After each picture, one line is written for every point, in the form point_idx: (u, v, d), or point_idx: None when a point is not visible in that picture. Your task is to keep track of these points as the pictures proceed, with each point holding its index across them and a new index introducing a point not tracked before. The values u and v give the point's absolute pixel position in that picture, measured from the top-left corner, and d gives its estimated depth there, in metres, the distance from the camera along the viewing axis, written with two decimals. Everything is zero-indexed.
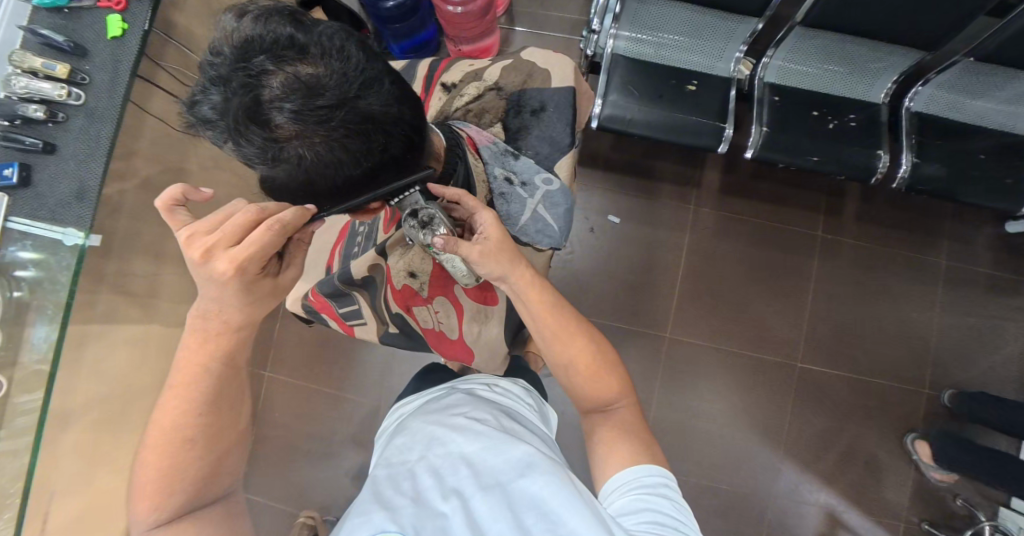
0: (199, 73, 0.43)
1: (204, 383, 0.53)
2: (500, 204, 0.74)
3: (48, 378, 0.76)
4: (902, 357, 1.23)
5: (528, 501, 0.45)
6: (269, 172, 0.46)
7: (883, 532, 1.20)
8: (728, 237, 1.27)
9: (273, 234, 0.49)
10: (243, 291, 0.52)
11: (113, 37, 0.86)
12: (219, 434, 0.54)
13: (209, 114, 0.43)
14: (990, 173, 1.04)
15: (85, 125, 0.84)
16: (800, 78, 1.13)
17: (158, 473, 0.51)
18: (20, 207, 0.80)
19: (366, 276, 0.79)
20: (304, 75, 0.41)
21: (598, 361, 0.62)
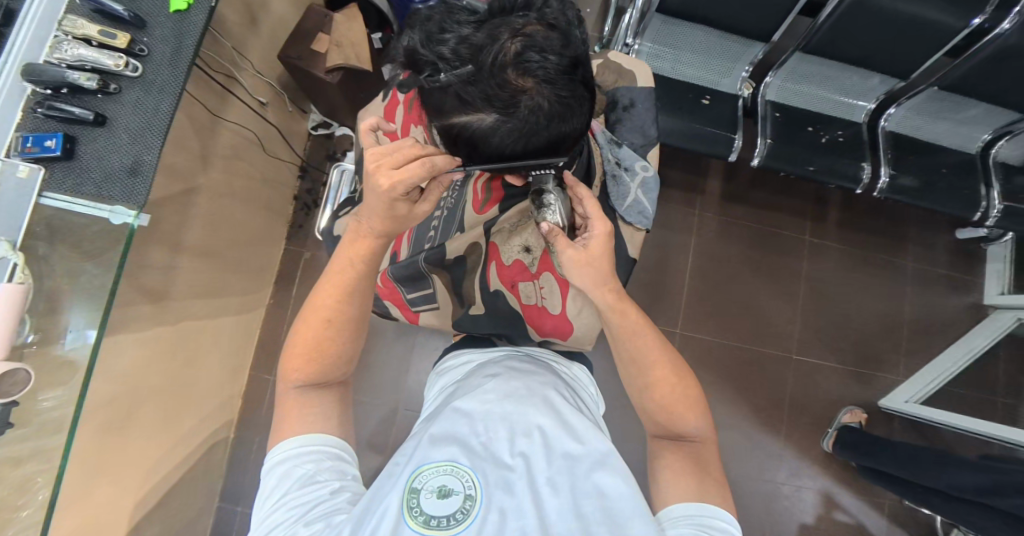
0: (446, 22, 0.48)
1: (359, 273, 0.62)
2: (610, 187, 0.80)
3: (85, 375, 0.72)
4: (881, 348, 1.37)
5: (589, 486, 0.49)
6: (486, 122, 0.50)
7: (871, 511, 1.32)
8: (731, 240, 1.39)
9: (425, 172, 0.56)
10: (386, 207, 0.59)
11: (175, 10, 0.84)
12: (357, 329, 0.64)
13: (449, 52, 0.47)
14: (953, 184, 1.22)
15: (140, 97, 0.80)
16: (794, 97, 1.27)
17: (304, 345, 0.61)
18: (61, 181, 0.75)
19: (459, 256, 0.83)
20: (552, 32, 0.47)
21: (680, 388, 0.66)
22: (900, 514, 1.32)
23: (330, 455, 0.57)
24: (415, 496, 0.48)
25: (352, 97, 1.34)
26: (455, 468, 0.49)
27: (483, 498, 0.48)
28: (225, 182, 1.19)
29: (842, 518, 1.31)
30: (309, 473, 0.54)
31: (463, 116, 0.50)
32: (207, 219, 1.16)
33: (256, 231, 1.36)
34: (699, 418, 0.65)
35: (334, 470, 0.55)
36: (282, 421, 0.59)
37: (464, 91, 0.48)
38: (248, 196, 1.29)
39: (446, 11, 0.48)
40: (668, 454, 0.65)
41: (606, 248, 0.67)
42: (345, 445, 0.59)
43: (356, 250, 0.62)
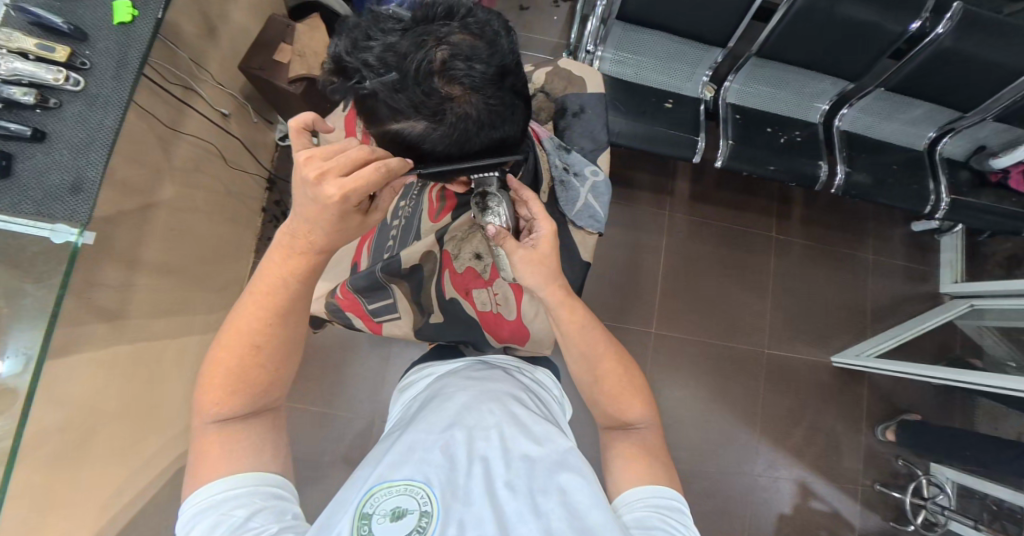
0: (370, 26, 0.46)
1: (289, 292, 0.55)
2: (559, 192, 0.78)
3: (26, 399, 0.67)
4: (846, 339, 1.42)
5: (549, 489, 0.50)
6: (417, 130, 0.49)
7: (845, 498, 1.36)
8: (700, 240, 1.42)
9: (381, 177, 0.50)
10: (339, 220, 0.53)
11: (119, 22, 0.81)
12: (291, 352, 0.57)
13: (373, 61, 0.45)
14: (903, 180, 1.28)
15: (82, 111, 0.78)
16: (753, 99, 1.31)
17: (221, 374, 0.53)
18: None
19: (415, 265, 0.82)
20: (480, 39, 0.46)
21: (623, 373, 0.66)
22: (872, 499, 1.36)
23: (267, 497, 0.50)
24: (368, 521, 0.47)
25: (319, 108, 1.32)
26: (412, 486, 0.48)
27: (441, 513, 0.47)
28: (186, 196, 1.15)
29: (818, 506, 1.34)
30: (241, 519, 0.46)
31: (394, 123, 0.50)
32: (166, 234, 1.11)
33: (221, 247, 1.31)
34: (642, 404, 0.65)
35: (272, 512, 0.48)
36: (201, 461, 0.51)
37: (392, 99, 0.47)
38: (212, 211, 1.24)
39: (370, 16, 0.46)
40: (617, 441, 0.63)
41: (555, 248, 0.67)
42: (286, 483, 0.52)
43: (293, 268, 0.54)
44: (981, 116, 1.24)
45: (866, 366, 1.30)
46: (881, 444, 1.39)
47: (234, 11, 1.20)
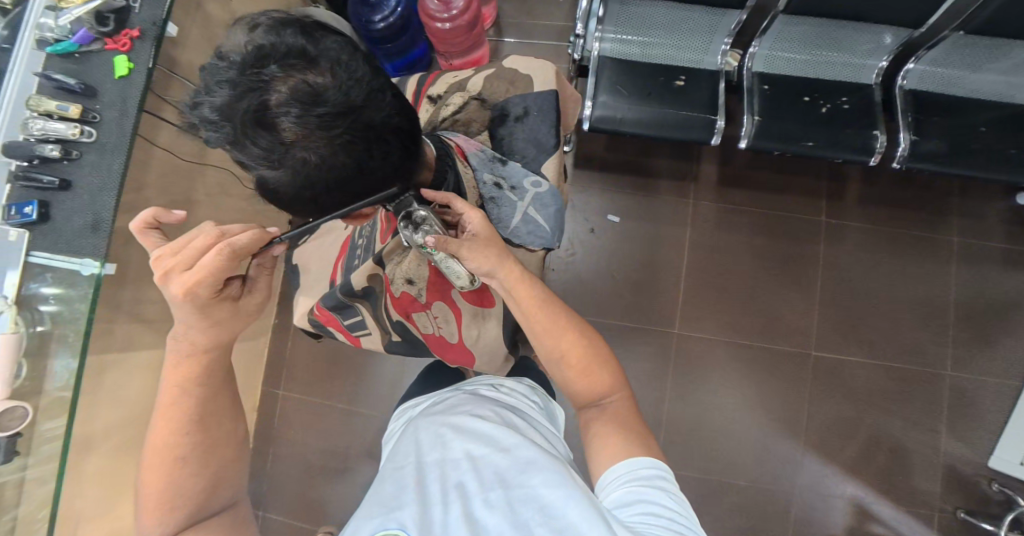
0: (206, 79, 0.47)
1: (181, 404, 0.59)
2: (492, 208, 0.76)
3: (71, 405, 0.81)
4: (920, 338, 1.19)
5: (525, 498, 0.45)
6: (272, 179, 0.50)
7: (918, 525, 1.16)
8: (730, 229, 1.27)
9: (226, 257, 0.53)
10: (198, 312, 0.57)
11: (120, 76, 0.90)
12: (216, 446, 0.61)
13: (209, 114, 0.47)
14: (994, 146, 1.02)
15: (98, 160, 0.89)
16: (788, 65, 1.13)
17: (153, 500, 0.56)
18: (42, 241, 0.87)
19: (365, 288, 0.82)
20: (307, 81, 0.45)
21: (581, 342, 0.64)
22: (954, 528, 1.15)
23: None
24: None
25: None
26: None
27: None
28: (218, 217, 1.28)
29: (878, 531, 1.17)
30: None
31: (253, 171, 0.51)
32: None
33: None
34: (609, 376, 0.64)
35: None
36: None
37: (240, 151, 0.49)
38: None
39: (207, 73, 0.47)
40: (591, 423, 0.61)
41: (491, 230, 0.65)
42: None
43: (185, 374, 0.59)
44: None
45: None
46: (968, 464, 1.16)
47: None
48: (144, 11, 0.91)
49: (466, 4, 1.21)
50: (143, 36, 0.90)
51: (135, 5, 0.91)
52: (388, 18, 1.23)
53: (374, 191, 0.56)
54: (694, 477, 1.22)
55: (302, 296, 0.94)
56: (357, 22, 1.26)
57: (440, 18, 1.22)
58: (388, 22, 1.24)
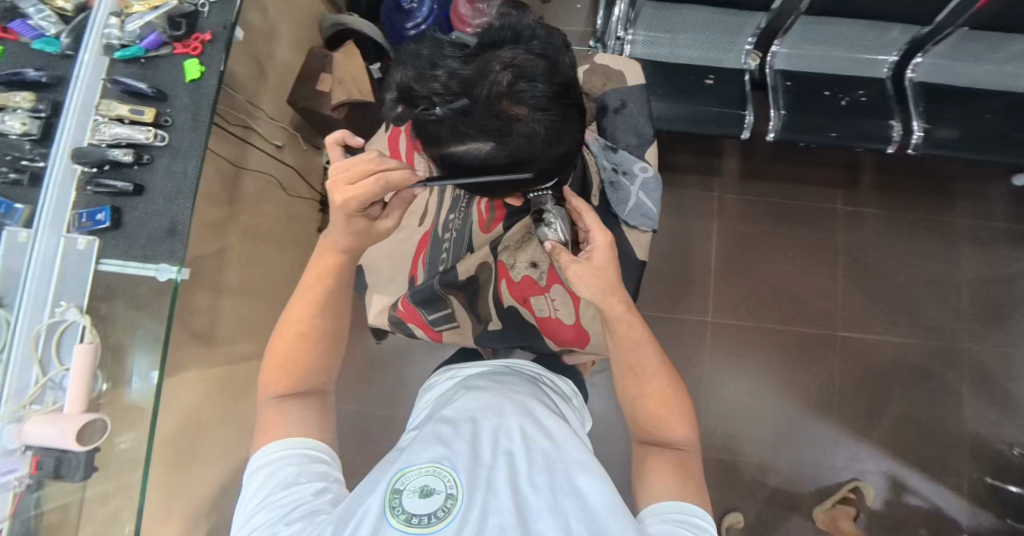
0: (433, 57, 0.56)
1: (319, 286, 0.71)
2: (610, 192, 0.89)
3: (153, 412, 0.78)
4: (940, 315, 1.26)
5: (568, 487, 0.51)
6: (484, 148, 0.60)
7: (949, 495, 1.21)
8: (757, 219, 1.32)
9: (380, 187, 0.62)
10: (345, 222, 0.66)
11: (192, 80, 0.95)
12: (331, 340, 0.72)
13: (438, 82, 0.56)
14: (1001, 131, 1.10)
15: (170, 163, 0.92)
16: (806, 62, 1.20)
17: (279, 362, 0.69)
18: (115, 248, 0.88)
19: (470, 275, 0.98)
20: (539, 62, 0.55)
21: (668, 383, 0.72)
22: (983, 496, 1.20)
23: (309, 458, 0.62)
24: (398, 496, 0.49)
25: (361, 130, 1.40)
26: (437, 468, 0.51)
27: (462, 499, 0.48)
28: (253, 225, 1.28)
29: (914, 502, 1.22)
30: (292, 477, 0.58)
31: (461, 144, 0.61)
32: (239, 259, 1.25)
33: (289, 267, 1.44)
34: (684, 426, 0.70)
35: (317, 473, 0.60)
36: (262, 435, 0.64)
37: (463, 122, 0.58)
38: (277, 235, 1.37)
39: (435, 48, 0.56)
40: (652, 457, 0.69)
41: (610, 260, 0.72)
42: (329, 452, 0.65)
43: (324, 264, 0.71)
44: None
45: None
46: (993, 433, 1.22)
47: (280, 49, 1.28)
48: (213, 16, 0.97)
49: (497, 10, 1.25)
50: (214, 39, 0.96)
51: (204, 10, 0.97)
52: (420, 25, 1.30)
53: (545, 167, 0.67)
54: (736, 461, 1.26)
55: (379, 296, 1.09)
56: (391, 30, 1.33)
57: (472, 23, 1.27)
58: (421, 29, 1.30)
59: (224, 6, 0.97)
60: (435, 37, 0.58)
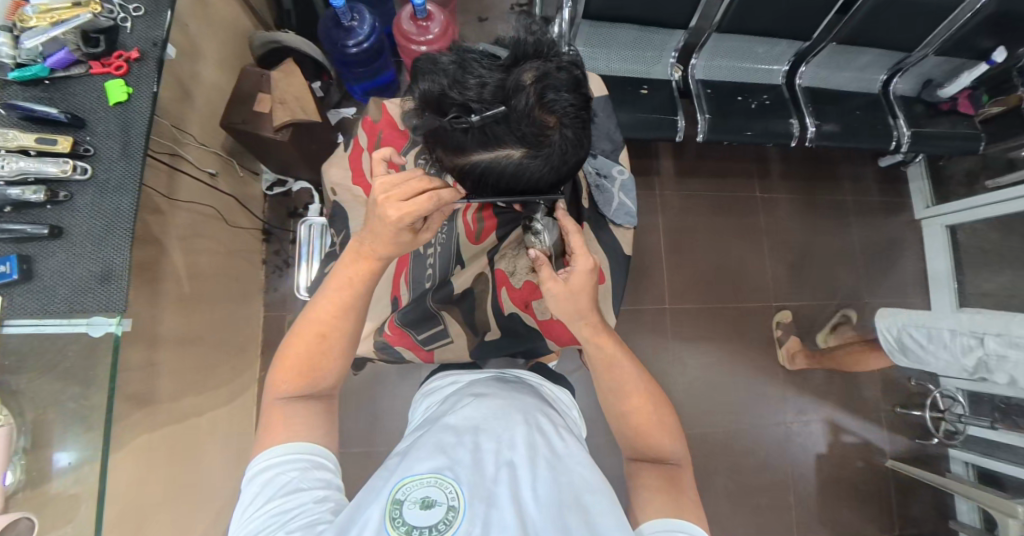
0: (463, 72, 0.57)
1: (343, 290, 0.64)
2: (597, 195, 0.94)
3: (98, 491, 0.68)
4: (841, 278, 1.52)
5: (574, 501, 0.48)
6: (512, 158, 0.57)
7: (872, 427, 1.45)
8: (695, 212, 1.49)
9: (431, 205, 0.60)
10: (392, 236, 0.62)
11: (117, 102, 0.79)
12: (352, 342, 0.67)
13: (471, 93, 0.57)
14: (868, 124, 1.37)
15: (96, 199, 0.76)
16: (719, 72, 1.38)
17: (291, 364, 0.63)
18: (28, 303, 0.72)
19: (467, 287, 0.95)
20: (564, 74, 0.57)
21: (651, 407, 0.69)
22: (895, 422, 1.46)
23: (312, 464, 0.58)
24: (399, 507, 0.47)
25: (307, 152, 1.32)
26: (438, 479, 0.48)
27: (465, 510, 0.46)
28: (192, 266, 1.13)
29: (849, 439, 1.44)
30: (293, 480, 0.55)
31: (486, 152, 0.58)
32: (180, 305, 1.09)
33: (235, 308, 1.31)
34: (675, 442, 0.68)
35: (319, 479, 0.56)
36: (267, 432, 0.61)
37: (492, 129, 0.56)
38: (218, 274, 1.23)
39: (463, 65, 0.58)
40: (644, 473, 0.67)
41: (589, 286, 0.68)
42: (330, 455, 0.61)
43: (362, 268, 0.65)
44: (924, 53, 1.34)
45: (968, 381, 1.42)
46: (895, 370, 1.49)
47: (207, 68, 1.16)
48: (138, 32, 0.82)
49: (441, 29, 1.27)
50: (142, 58, 0.81)
51: (127, 25, 0.82)
52: (362, 43, 1.28)
53: (564, 178, 0.65)
54: (707, 431, 1.40)
55: None
56: (331, 48, 1.30)
57: (418, 41, 1.28)
58: (363, 48, 1.28)
59: (153, 22, 0.83)
60: (462, 52, 0.60)
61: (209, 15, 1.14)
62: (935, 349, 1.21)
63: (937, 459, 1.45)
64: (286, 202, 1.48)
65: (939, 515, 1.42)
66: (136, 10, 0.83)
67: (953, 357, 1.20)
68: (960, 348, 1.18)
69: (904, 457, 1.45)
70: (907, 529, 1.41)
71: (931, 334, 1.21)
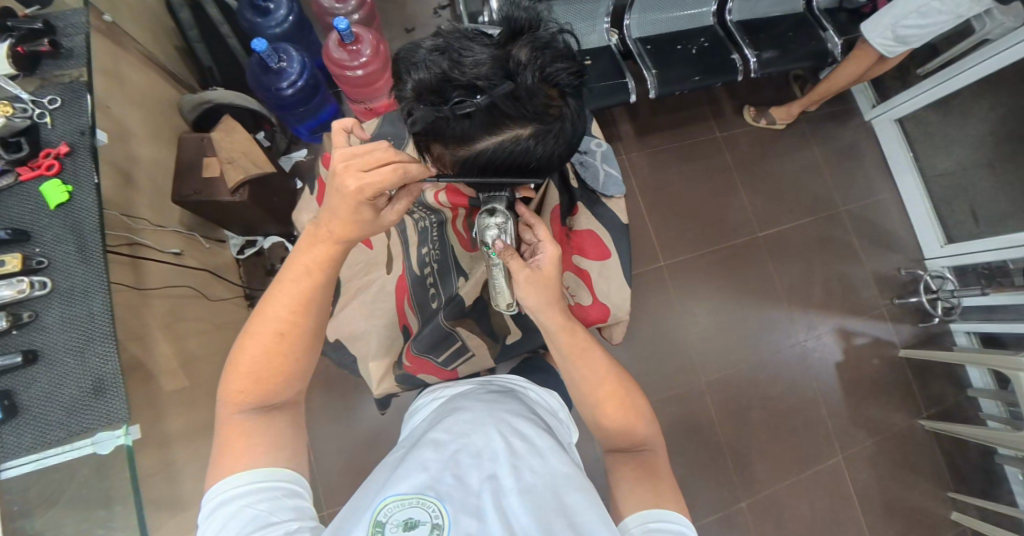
0: (461, 52, 0.55)
1: (296, 282, 0.60)
2: (582, 170, 0.92)
3: None
4: (810, 193, 1.59)
5: (557, 509, 0.50)
6: (520, 138, 0.56)
7: (878, 323, 1.52)
8: (663, 167, 1.54)
9: (397, 177, 0.57)
10: (352, 211, 0.58)
11: (58, 205, 0.72)
12: (316, 336, 0.62)
13: (476, 70, 0.54)
14: (803, 41, 1.40)
15: (65, 310, 0.69)
16: (653, 27, 1.41)
17: (246, 366, 0.58)
18: (17, 441, 0.65)
19: (477, 297, 0.90)
20: (559, 43, 0.56)
21: (623, 400, 0.66)
22: (896, 313, 1.53)
23: (285, 492, 0.53)
24: (382, 530, 0.48)
25: (270, 205, 1.26)
26: (421, 499, 0.49)
27: (451, 527, 0.47)
28: (181, 354, 1.06)
29: (859, 339, 1.50)
30: (262, 514, 0.49)
31: (491, 137, 0.56)
32: (182, 398, 1.03)
33: None
34: (647, 425, 0.67)
35: (290, 509, 0.51)
36: (225, 449, 0.55)
37: (500, 108, 0.54)
38: (213, 354, 1.17)
39: (459, 42, 0.55)
40: (622, 464, 0.64)
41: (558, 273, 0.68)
42: (300, 479, 0.55)
43: (321, 253, 0.61)
44: None
45: (953, 254, 1.49)
46: (883, 264, 1.57)
47: (145, 144, 1.10)
48: (60, 125, 0.75)
49: (372, 49, 1.24)
50: (73, 151, 0.74)
51: (46, 120, 0.75)
52: (296, 82, 1.24)
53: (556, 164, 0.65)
54: (728, 369, 1.43)
55: (373, 362, 0.91)
56: (265, 95, 1.26)
57: (352, 66, 1.24)
58: (298, 87, 1.24)
59: (72, 111, 0.76)
60: (450, 33, 0.57)
61: (128, 91, 1.07)
62: (934, 18, 1.24)
63: (942, 336, 1.52)
64: (261, 260, 1.42)
65: (957, 388, 1.49)
66: (51, 102, 0.75)
67: (951, 12, 1.22)
68: (954, 5, 1.21)
69: (912, 343, 1.51)
70: (934, 408, 1.47)
71: (924, 10, 1.23)
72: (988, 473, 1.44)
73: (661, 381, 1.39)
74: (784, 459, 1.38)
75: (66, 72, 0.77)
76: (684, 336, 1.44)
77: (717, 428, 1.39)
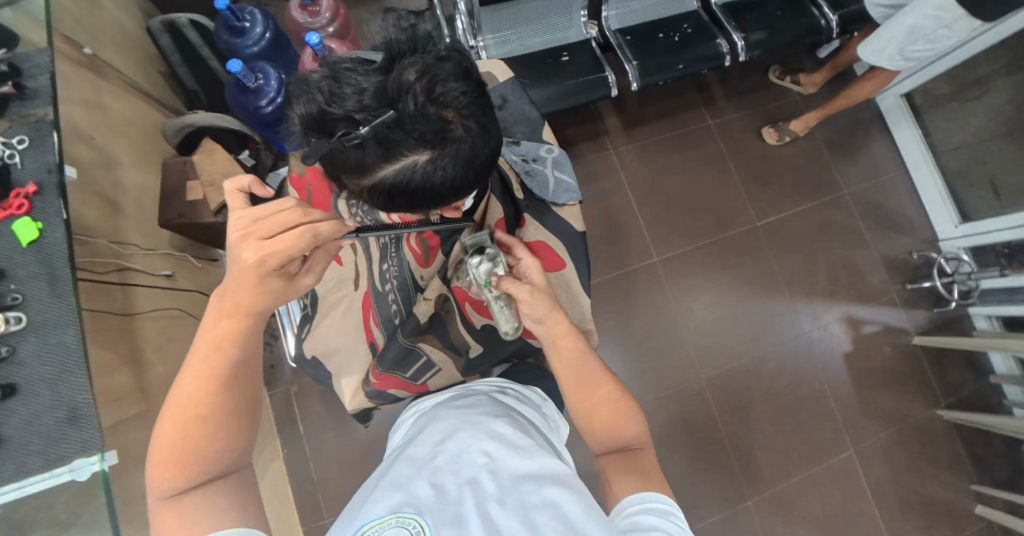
0: (342, 82, 0.55)
1: (216, 363, 0.58)
2: (528, 180, 0.91)
3: None
4: (811, 177, 1.52)
5: (543, 507, 0.45)
6: (418, 164, 0.55)
7: (889, 310, 1.45)
8: (654, 160, 1.50)
9: (307, 241, 0.57)
10: (262, 283, 0.59)
11: (29, 242, 0.74)
12: (239, 416, 0.59)
13: (359, 101, 0.54)
14: (793, 20, 1.33)
15: (39, 343, 0.72)
16: (632, 17, 1.37)
17: (168, 455, 0.55)
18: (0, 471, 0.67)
19: (432, 314, 0.88)
20: (448, 63, 0.54)
21: (614, 401, 0.65)
22: (909, 298, 1.46)
23: None
24: None
25: None
26: (400, 517, 0.45)
27: None
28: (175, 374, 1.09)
29: (870, 328, 1.43)
30: None
31: (389, 165, 0.56)
32: None
33: None
34: (636, 426, 0.65)
35: None
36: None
37: (388, 137, 0.53)
38: None
39: (339, 76, 0.55)
40: (614, 462, 0.63)
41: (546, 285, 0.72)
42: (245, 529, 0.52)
43: (228, 329, 0.59)
44: None
45: (969, 233, 1.41)
46: (893, 247, 1.49)
47: (129, 171, 1.12)
48: (29, 164, 0.77)
49: None
50: (41, 189, 0.77)
51: (15, 161, 0.77)
52: (274, 99, 1.25)
53: (476, 180, 0.63)
54: (728, 365, 1.39)
55: (344, 379, 0.94)
56: (245, 113, 1.28)
57: None
58: (277, 103, 1.26)
59: (42, 149, 0.78)
60: (334, 63, 0.57)
61: (111, 120, 1.10)
62: (936, 44, 1.21)
63: (958, 320, 1.44)
64: None
65: (977, 375, 1.41)
66: (19, 143, 0.78)
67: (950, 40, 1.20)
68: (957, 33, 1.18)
69: (927, 330, 1.44)
70: (952, 397, 1.40)
71: (931, 37, 1.19)
72: (1013, 464, 1.36)
73: (657, 380, 1.36)
74: (790, 456, 1.34)
75: (32, 111, 0.79)
76: (681, 333, 1.40)
77: (718, 426, 1.35)
